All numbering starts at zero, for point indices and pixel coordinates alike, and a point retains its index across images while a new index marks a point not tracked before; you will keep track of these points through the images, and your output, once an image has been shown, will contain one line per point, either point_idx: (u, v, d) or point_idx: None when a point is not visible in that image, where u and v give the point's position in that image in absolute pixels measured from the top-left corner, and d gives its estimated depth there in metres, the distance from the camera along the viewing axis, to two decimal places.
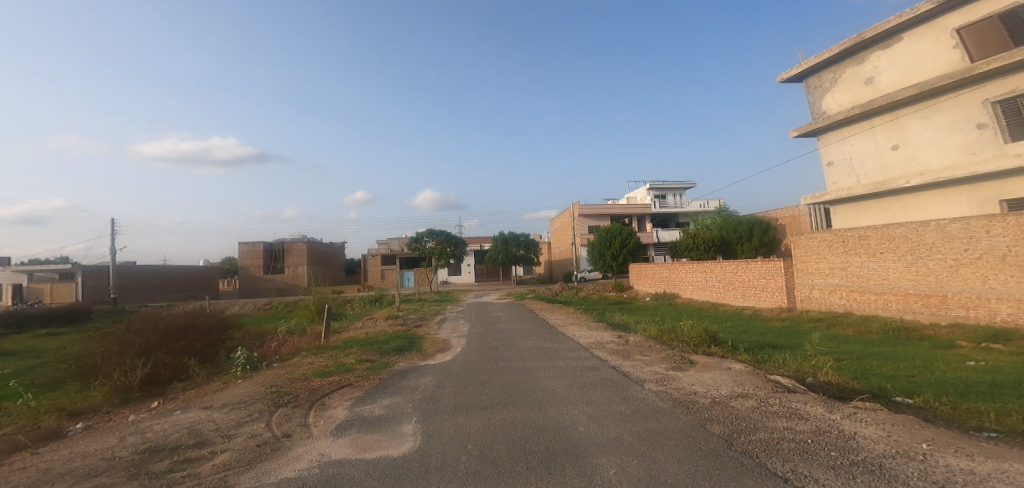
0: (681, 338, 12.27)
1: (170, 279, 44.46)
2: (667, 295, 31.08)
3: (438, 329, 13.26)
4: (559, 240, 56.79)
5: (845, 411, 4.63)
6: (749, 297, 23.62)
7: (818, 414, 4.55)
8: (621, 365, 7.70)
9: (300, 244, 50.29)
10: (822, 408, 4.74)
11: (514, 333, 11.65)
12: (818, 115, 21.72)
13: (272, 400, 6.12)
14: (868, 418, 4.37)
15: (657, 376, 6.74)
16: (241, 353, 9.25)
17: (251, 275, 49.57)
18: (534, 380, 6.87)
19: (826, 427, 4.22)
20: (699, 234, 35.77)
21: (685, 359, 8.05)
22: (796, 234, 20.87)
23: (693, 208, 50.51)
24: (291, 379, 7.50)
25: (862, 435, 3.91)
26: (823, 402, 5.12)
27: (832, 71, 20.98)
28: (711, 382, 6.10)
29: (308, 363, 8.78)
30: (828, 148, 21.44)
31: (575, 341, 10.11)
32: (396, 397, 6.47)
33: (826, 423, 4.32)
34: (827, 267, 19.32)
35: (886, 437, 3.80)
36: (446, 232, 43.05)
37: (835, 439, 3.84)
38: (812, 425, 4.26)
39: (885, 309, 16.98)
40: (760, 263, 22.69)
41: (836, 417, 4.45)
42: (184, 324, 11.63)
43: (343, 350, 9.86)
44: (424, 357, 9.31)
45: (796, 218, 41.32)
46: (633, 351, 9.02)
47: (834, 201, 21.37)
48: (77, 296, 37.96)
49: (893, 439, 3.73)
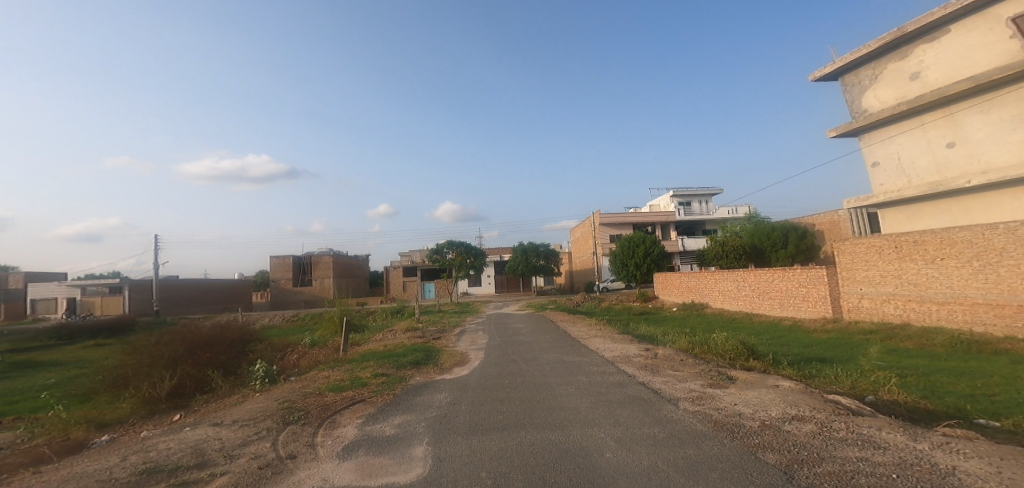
0: (716, 351, 11.49)
1: (209, 292, 46.11)
2: (696, 306, 29.79)
3: (457, 341, 12.93)
4: (581, 249, 55.93)
5: (934, 440, 3.94)
6: (788, 307, 22.27)
7: (900, 443, 3.89)
8: (651, 382, 7.11)
9: (327, 256, 51.44)
10: (903, 436, 4.06)
11: (535, 346, 11.17)
12: (858, 114, 20.42)
13: (281, 416, 5.88)
14: (966, 450, 3.68)
15: (692, 394, 6.15)
16: (261, 366, 9.16)
17: (282, 287, 50.84)
18: (556, 398, 6.39)
19: (912, 459, 3.58)
20: (727, 242, 34.35)
21: (723, 375, 7.37)
22: (840, 240, 19.61)
23: (721, 215, 48.83)
24: (306, 394, 7.31)
25: (963, 470, 3.28)
26: (903, 428, 4.42)
27: (871, 67, 19.72)
28: (756, 402, 5.47)
29: (324, 377, 8.57)
30: (871, 148, 20.09)
31: (599, 355, 9.53)
32: (409, 415, 6.12)
33: (912, 454, 3.67)
34: (879, 274, 18.01)
35: (997, 474, 3.16)
36: (465, 244, 42.58)
37: (929, 476, 3.23)
38: (893, 456, 3.63)
39: (949, 320, 15.58)
40: (800, 271, 21.38)
41: (925, 448, 3.78)
42: (209, 337, 11.74)
43: (360, 363, 9.65)
44: (441, 371, 8.98)
45: (835, 224, 39.26)
46: (663, 366, 8.40)
47: (882, 204, 19.97)
48: (124, 308, 39.76)
49: (1008, 478, 3.09)
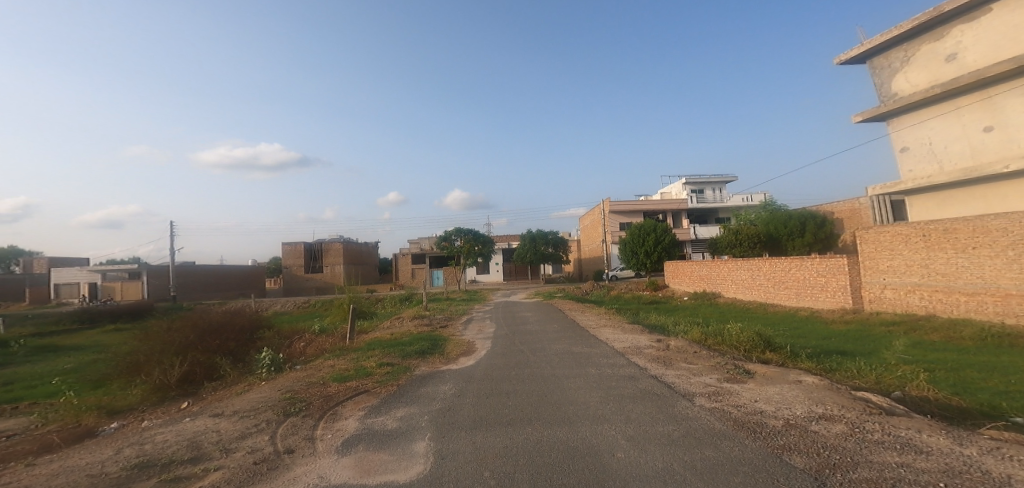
0: (730, 342, 11.14)
1: (223, 278, 46.76)
2: (708, 295, 29.25)
3: (465, 330, 12.77)
4: (590, 237, 55.33)
5: (983, 445, 3.60)
6: (805, 297, 21.70)
7: (943, 448, 3.56)
8: (664, 375, 6.80)
9: (337, 243, 51.76)
10: (947, 440, 3.72)
11: (543, 336, 10.93)
12: (887, 98, 19.53)
13: (282, 407, 5.74)
14: (1021, 456, 3.34)
15: (708, 389, 5.83)
16: (267, 354, 9.06)
17: (294, 274, 51.33)
18: (565, 392, 6.14)
19: (961, 467, 3.25)
20: (741, 230, 33.59)
21: (740, 368, 7.04)
22: (863, 228, 18.91)
23: (735, 203, 47.84)
24: (310, 383, 7.19)
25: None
26: (945, 430, 4.08)
27: (902, 49, 18.77)
28: (779, 399, 5.14)
29: (329, 366, 8.45)
30: (900, 133, 19.22)
31: (609, 346, 9.24)
32: (413, 407, 5.93)
33: (960, 461, 3.34)
34: (903, 264, 17.36)
35: None
36: (474, 231, 42.66)
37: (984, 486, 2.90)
38: (939, 463, 3.31)
39: (978, 312, 14.96)
40: (818, 260, 20.73)
41: (972, 453, 3.45)
42: (218, 324, 11.72)
43: (366, 352, 9.53)
44: (447, 361, 8.81)
45: (854, 212, 38.17)
46: (676, 358, 8.08)
47: (909, 191, 19.16)
48: (142, 294, 40.52)
49: None
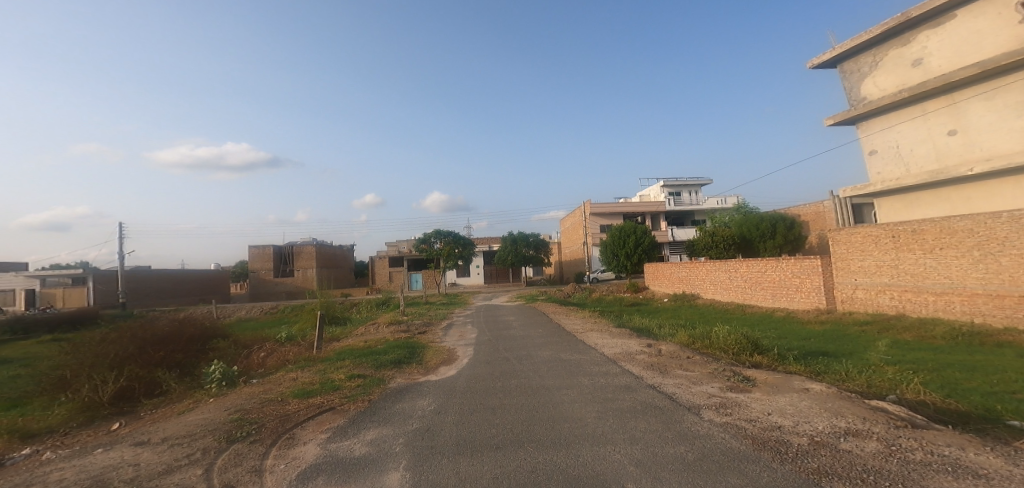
0: (718, 345, 10.82)
1: (182, 282, 44.19)
2: (686, 296, 29.37)
3: (443, 336, 11.98)
4: (570, 239, 55.12)
5: None
6: (781, 298, 21.93)
7: (999, 470, 3.12)
8: (662, 385, 6.27)
9: (308, 246, 49.86)
10: (999, 460, 3.29)
11: (527, 342, 10.31)
12: (856, 102, 19.90)
13: (226, 432, 4.87)
14: None
15: (714, 401, 5.32)
16: (218, 367, 8.07)
17: (261, 278, 48.96)
18: (559, 407, 5.53)
19: None
20: (717, 232, 33.99)
21: (740, 376, 6.60)
22: (836, 230, 19.17)
23: (708, 206, 48.58)
24: (268, 400, 6.32)
25: None
26: (987, 446, 3.65)
27: (871, 53, 19.16)
28: (793, 411, 4.67)
29: (291, 379, 7.56)
30: (870, 136, 19.61)
31: (598, 352, 8.67)
32: (384, 429, 5.18)
33: None
34: (874, 265, 17.63)
35: None
36: (454, 233, 41.40)
37: None
38: None
39: (946, 311, 15.23)
40: (793, 262, 20.96)
41: None
42: (161, 335, 10.60)
43: (334, 362, 8.65)
44: (424, 371, 8.05)
45: (822, 214, 39.27)
46: (671, 365, 7.59)
47: (879, 193, 19.55)
48: (89, 300, 37.73)
49: None
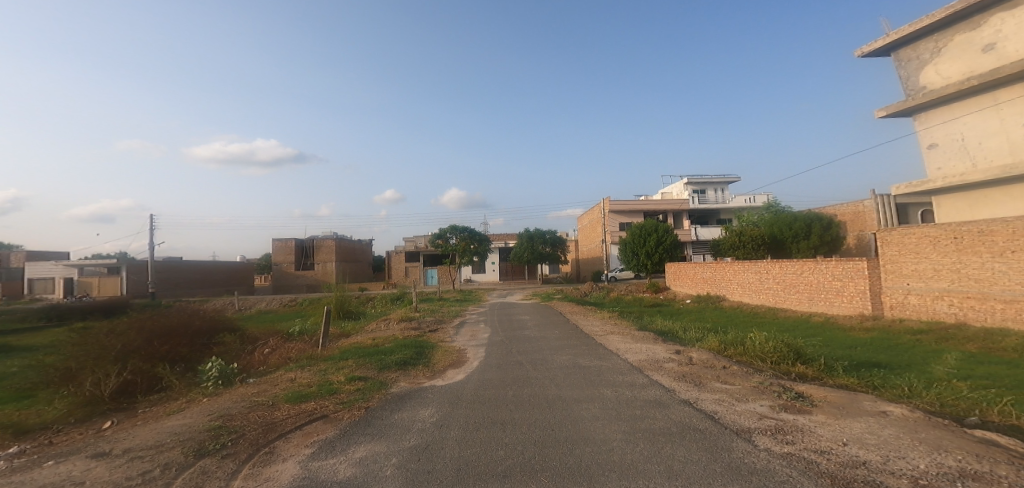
0: (755, 354, 9.79)
1: (208, 274, 45.08)
2: (712, 298, 27.98)
3: (455, 335, 11.33)
4: (589, 237, 53.89)
5: None
6: (819, 302, 20.47)
7: None
8: (699, 402, 5.40)
9: (329, 240, 50.25)
10: None
11: (542, 344, 9.53)
12: (914, 91, 18.31)
13: (197, 443, 4.30)
14: None
15: (767, 425, 4.43)
16: (215, 365, 7.63)
17: (284, 271, 49.66)
18: (578, 426, 4.76)
19: None
20: (744, 232, 32.36)
21: (791, 392, 5.68)
22: (885, 230, 17.66)
23: (737, 204, 46.63)
24: (257, 406, 5.79)
25: None
26: None
27: (933, 39, 17.55)
28: (877, 442, 3.79)
29: (288, 381, 7.02)
30: (928, 128, 17.98)
31: (621, 359, 7.84)
32: (378, 445, 4.52)
33: None
34: (931, 269, 16.11)
35: None
36: (469, 229, 40.86)
37: None
38: None
39: (1017, 321, 13.70)
40: (834, 264, 19.47)
41: None
42: (167, 327, 10.31)
43: (337, 362, 8.10)
44: (432, 375, 7.42)
45: (860, 214, 37.03)
46: (706, 376, 6.71)
47: (936, 190, 17.94)
48: (121, 289, 38.81)
49: None
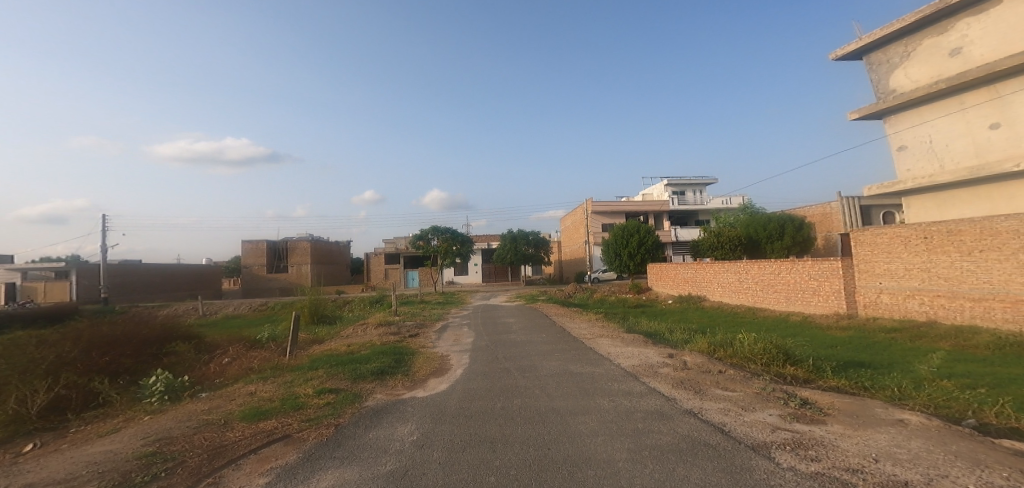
0: (745, 356, 9.59)
1: (170, 277, 42.79)
2: (692, 298, 28.14)
3: (436, 340, 10.70)
4: (571, 239, 53.79)
5: None
6: (796, 301, 20.73)
7: None
8: (705, 413, 5.04)
9: (304, 242, 48.43)
10: None
11: (530, 349, 9.04)
12: (885, 95, 18.75)
13: (122, 478, 3.59)
14: None
15: (783, 438, 4.07)
16: (162, 378, 6.83)
17: (254, 274, 47.68)
18: (574, 445, 4.26)
19: None
20: (724, 233, 32.74)
21: (798, 399, 5.36)
22: (860, 230, 17.96)
23: (714, 206, 47.32)
24: (205, 425, 5.06)
25: None
26: None
27: (903, 43, 17.97)
28: (910, 456, 3.44)
29: (248, 394, 6.28)
30: (899, 131, 18.42)
31: (614, 364, 7.42)
32: (348, 471, 3.90)
33: None
34: (902, 268, 16.42)
35: None
36: (452, 230, 40.03)
37: None
38: None
39: (985, 318, 14.04)
40: (810, 263, 19.74)
41: None
42: (110, 337, 9.34)
43: (305, 372, 7.39)
44: (410, 384, 6.81)
45: (828, 216, 38.06)
46: (706, 382, 6.35)
47: (907, 191, 18.37)
48: (72, 295, 36.31)
49: None
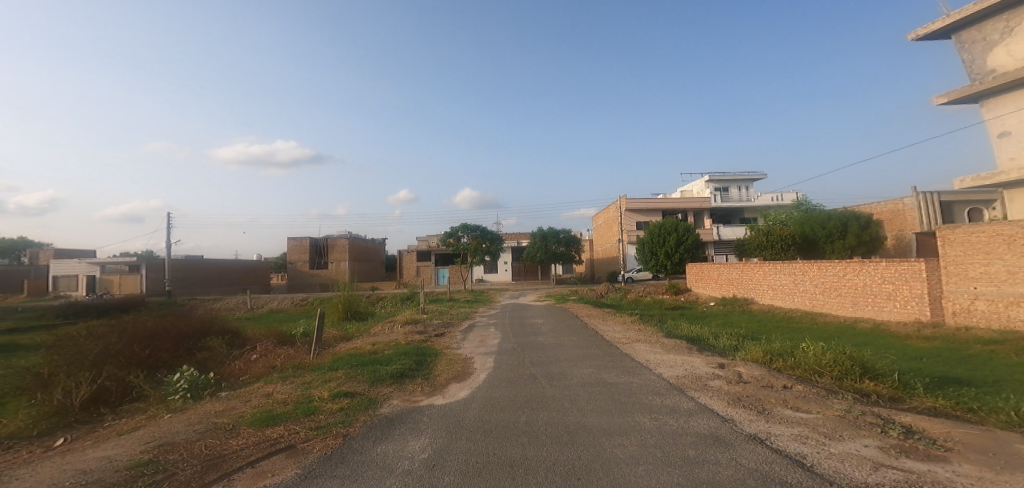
0: (810, 367, 8.35)
1: (226, 272, 45.19)
2: (739, 301, 26.22)
3: (463, 341, 10.16)
4: (604, 237, 52.31)
5: None
6: (865, 307, 18.67)
7: None
8: (774, 439, 4.10)
9: (342, 240, 49.86)
10: None
11: (560, 353, 8.31)
12: (979, 76, 16.43)
13: None
14: None
15: (894, 481, 3.14)
16: (185, 376, 6.66)
17: (299, 270, 49.49)
18: (613, 476, 3.49)
19: None
20: (773, 231, 30.40)
21: (894, 426, 4.35)
22: (948, 227, 15.81)
23: (763, 203, 44.46)
24: (211, 430, 4.70)
25: None
26: None
27: (1004, 18, 15.66)
28: None
29: (263, 395, 5.95)
30: (999, 116, 16.08)
31: (655, 374, 6.55)
32: None
33: None
34: (1005, 271, 14.27)
35: None
36: (481, 227, 39.79)
37: None
38: None
39: None
40: (884, 265, 17.67)
41: None
42: (150, 330, 9.43)
43: (325, 373, 7.04)
44: (432, 390, 6.28)
45: (898, 213, 34.41)
46: (768, 399, 5.38)
47: (1008, 184, 16.01)
48: (141, 288, 39.05)
49: None
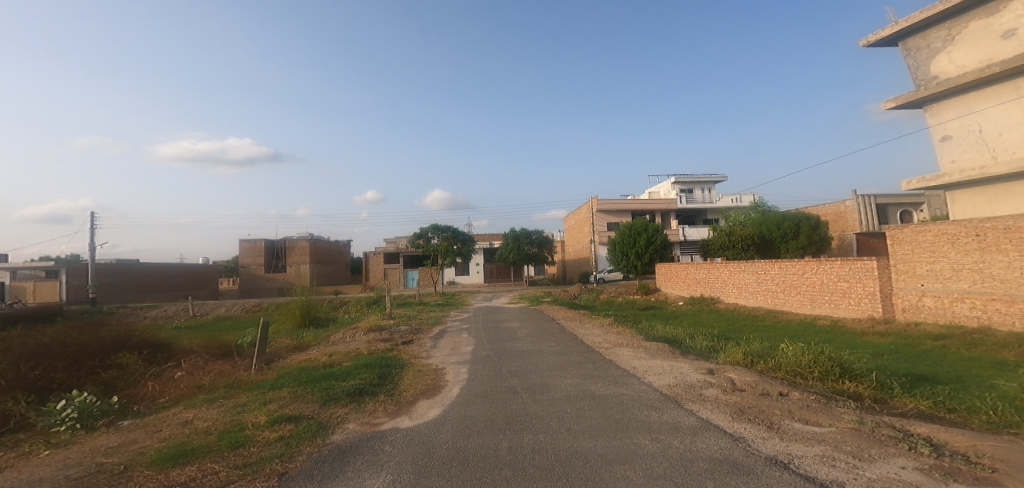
0: (793, 369, 8.04)
1: (165, 277, 41.62)
2: (705, 300, 26.61)
3: (431, 349, 9.25)
4: (575, 238, 52.37)
5: None
6: (822, 304, 19.20)
7: None
8: (799, 462, 3.54)
9: (302, 241, 47.30)
10: None
11: (539, 362, 7.59)
12: (924, 81, 17.25)
13: None
14: None
15: None
16: (79, 403, 5.42)
17: (251, 274, 46.44)
18: None
19: None
20: (734, 231, 31.18)
21: (920, 440, 3.90)
22: (898, 227, 16.40)
23: (723, 204, 45.79)
24: (92, 476, 3.61)
25: None
26: None
27: (946, 27, 16.47)
28: None
29: (182, 423, 4.87)
30: (942, 121, 16.92)
31: (645, 384, 5.95)
32: None
33: None
34: (949, 269, 14.89)
35: None
36: (452, 228, 38.66)
37: None
38: None
39: None
40: (840, 264, 18.20)
41: None
42: (46, 347, 7.91)
43: (265, 393, 5.99)
44: (395, 409, 5.39)
45: (842, 214, 36.17)
46: (774, 411, 4.86)
47: (951, 185, 16.85)
48: (60, 295, 35.09)
49: None
